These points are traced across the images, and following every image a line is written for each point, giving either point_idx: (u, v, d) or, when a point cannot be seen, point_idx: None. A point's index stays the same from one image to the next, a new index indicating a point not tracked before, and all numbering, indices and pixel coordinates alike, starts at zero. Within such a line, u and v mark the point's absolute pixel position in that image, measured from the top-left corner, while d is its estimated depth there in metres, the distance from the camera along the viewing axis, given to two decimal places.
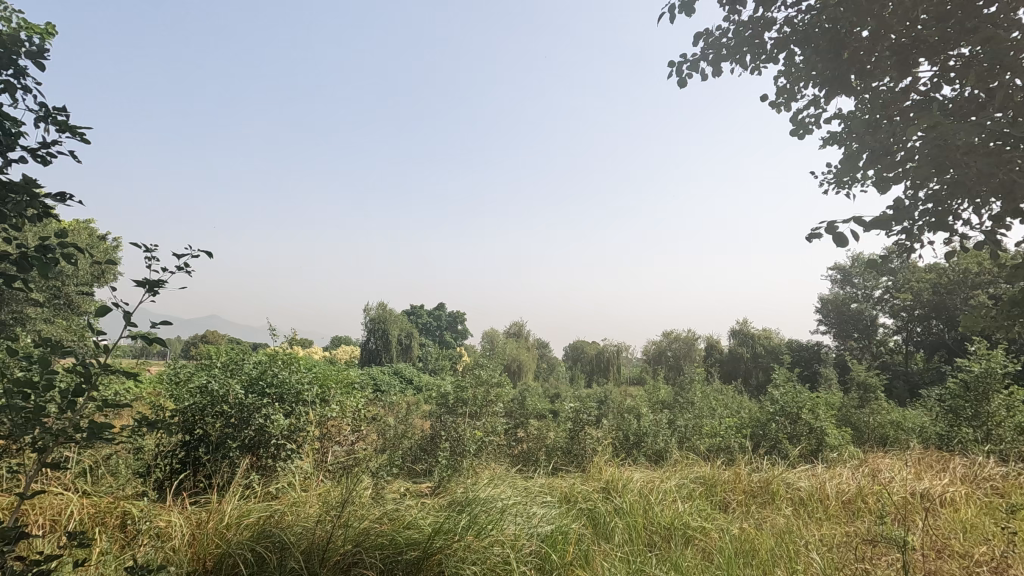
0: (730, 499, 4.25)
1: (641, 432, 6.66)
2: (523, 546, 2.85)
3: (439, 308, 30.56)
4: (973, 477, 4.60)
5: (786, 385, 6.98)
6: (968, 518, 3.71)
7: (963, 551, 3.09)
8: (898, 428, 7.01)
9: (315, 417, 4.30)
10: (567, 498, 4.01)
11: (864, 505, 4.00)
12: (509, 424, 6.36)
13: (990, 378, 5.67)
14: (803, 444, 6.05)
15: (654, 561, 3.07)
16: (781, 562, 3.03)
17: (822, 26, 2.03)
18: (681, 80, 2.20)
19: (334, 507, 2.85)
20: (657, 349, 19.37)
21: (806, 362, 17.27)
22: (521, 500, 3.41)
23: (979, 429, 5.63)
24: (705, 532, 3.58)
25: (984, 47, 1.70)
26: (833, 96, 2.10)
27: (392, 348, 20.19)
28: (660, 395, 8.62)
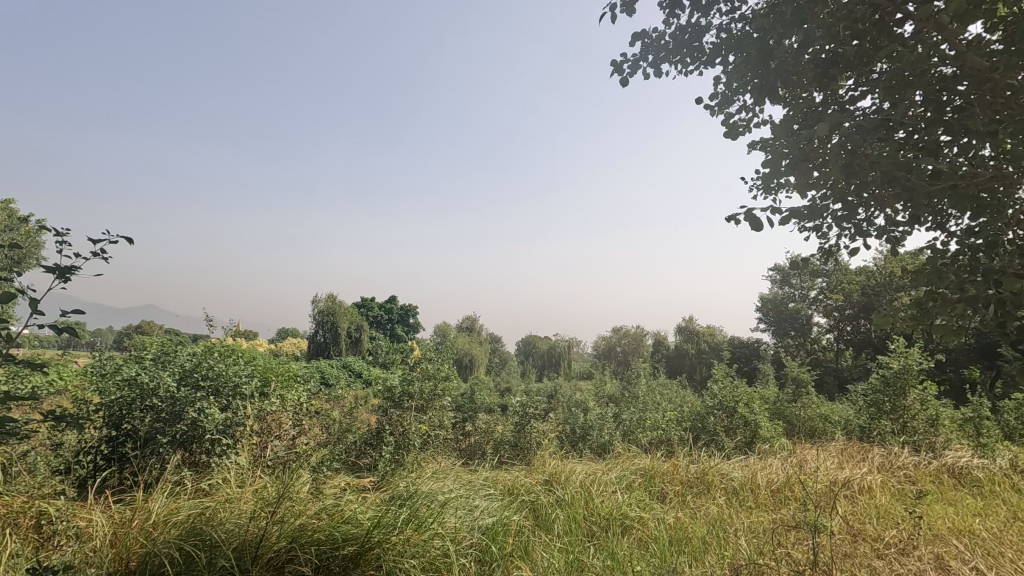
0: (668, 489, 4.41)
1: (587, 425, 6.79)
2: (464, 538, 2.85)
3: (391, 300, 30.12)
4: (889, 465, 4.95)
5: (724, 381, 7.28)
6: (882, 504, 3.99)
7: (875, 535, 3.32)
8: (826, 421, 7.43)
9: (253, 411, 4.14)
10: (510, 490, 4.05)
11: (790, 493, 4.23)
12: (457, 418, 6.36)
13: (907, 374, 6.07)
14: (738, 437, 6.34)
15: (592, 550, 3.15)
16: (711, 549, 3.18)
17: (753, 35, 2.11)
18: (622, 77, 2.23)
19: (270, 503, 2.76)
20: (607, 345, 19.80)
21: (746, 358, 18.08)
22: (464, 493, 3.42)
23: (896, 422, 6.06)
24: (642, 521, 3.71)
25: (897, 63, 1.83)
26: (762, 103, 2.19)
27: (341, 341, 19.77)
28: (606, 389, 8.84)
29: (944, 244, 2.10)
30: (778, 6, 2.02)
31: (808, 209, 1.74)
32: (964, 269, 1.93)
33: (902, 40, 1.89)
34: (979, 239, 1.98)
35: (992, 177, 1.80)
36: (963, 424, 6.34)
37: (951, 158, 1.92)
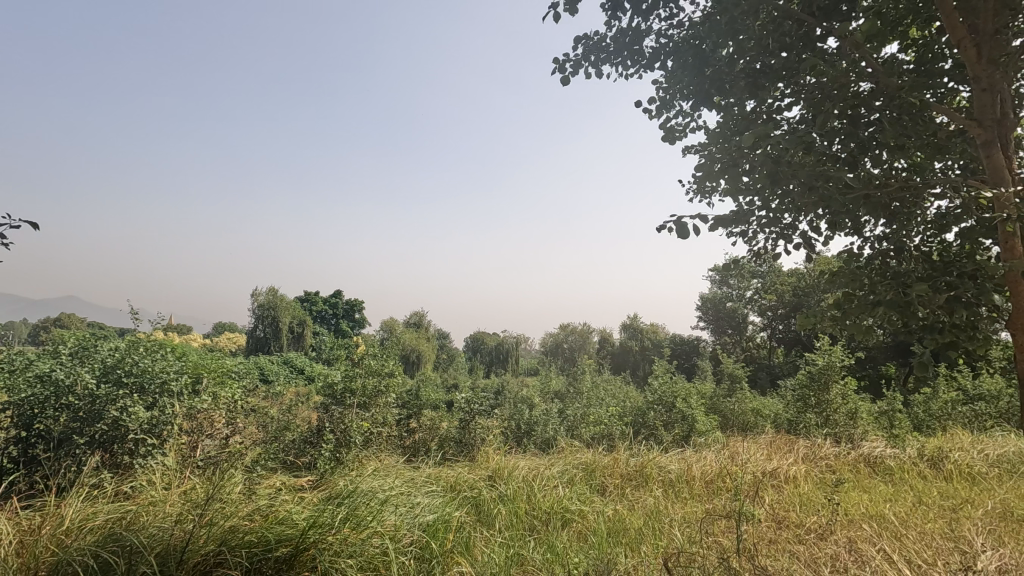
0: (608, 482, 4.51)
1: (532, 421, 6.84)
2: (403, 536, 2.81)
3: (336, 294, 29.34)
4: (812, 456, 5.27)
5: (665, 377, 7.52)
6: (805, 492, 4.24)
7: (798, 521, 3.53)
8: (757, 415, 7.81)
9: (183, 410, 3.88)
10: (452, 487, 4.01)
11: (722, 484, 4.42)
12: (401, 414, 6.26)
13: (830, 370, 6.47)
14: (676, 431, 6.57)
15: (532, 544, 3.19)
16: (647, 539, 3.29)
17: (690, 43, 2.17)
18: (566, 77, 2.14)
19: (198, 504, 2.63)
20: (554, 342, 20.06)
21: (686, 355, 18.78)
22: (405, 490, 3.37)
23: (820, 416, 6.45)
24: (582, 515, 3.78)
25: (819, 78, 1.94)
26: (698, 109, 2.26)
27: (282, 336, 19.09)
28: (551, 385, 8.96)
29: (860, 248, 2.24)
30: (712, 16, 2.08)
31: (735, 217, 1.79)
32: (876, 272, 2.07)
33: (825, 55, 1.99)
34: (890, 244, 2.13)
35: (902, 187, 1.94)
36: (879, 416, 6.82)
37: (864, 168, 2.05)
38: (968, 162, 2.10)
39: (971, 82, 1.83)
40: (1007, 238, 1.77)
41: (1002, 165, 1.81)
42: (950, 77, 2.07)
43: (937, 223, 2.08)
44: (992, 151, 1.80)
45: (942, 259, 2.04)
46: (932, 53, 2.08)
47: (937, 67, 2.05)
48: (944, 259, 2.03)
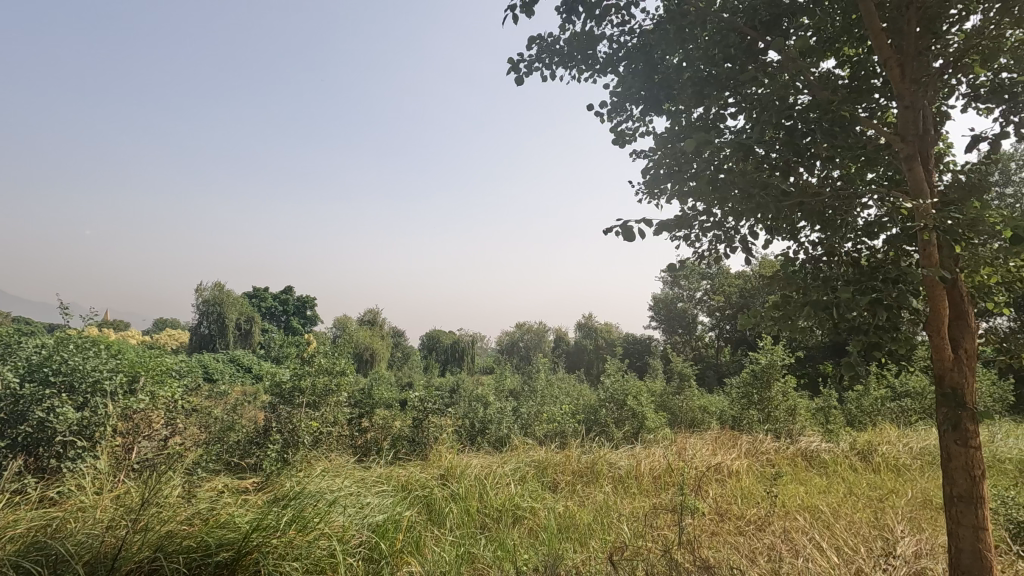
0: (559, 479, 4.58)
1: (486, 419, 6.82)
2: (352, 537, 2.75)
3: (287, 290, 28.49)
4: (754, 451, 5.50)
5: (617, 375, 7.69)
6: (746, 485, 4.42)
7: (739, 514, 3.68)
8: (704, 412, 8.09)
9: (117, 411, 3.68)
10: (404, 486, 3.95)
11: (669, 478, 4.56)
12: (353, 414, 6.15)
13: (772, 368, 6.76)
14: (626, 428, 6.73)
15: (483, 542, 3.21)
16: (596, 534, 3.37)
17: (641, 50, 2.20)
18: (520, 79, 2.04)
19: (133, 509, 2.51)
20: (510, 340, 20.16)
21: (638, 354, 19.23)
22: (355, 491, 3.30)
23: (762, 412, 6.74)
24: (533, 511, 3.82)
25: (762, 88, 2.01)
26: (648, 114, 2.30)
27: (228, 333, 18.39)
28: (506, 383, 9.00)
29: (796, 253, 2.35)
30: (661, 24, 2.13)
31: (680, 222, 1.82)
32: (809, 276, 2.18)
33: (766, 67, 2.07)
34: (822, 249, 2.24)
35: (833, 195, 2.05)
36: (816, 412, 7.18)
37: (801, 177, 2.15)
38: (894, 174, 2.24)
39: (897, 99, 1.95)
40: (926, 247, 1.90)
41: (922, 179, 1.94)
42: (880, 93, 2.20)
43: (867, 231, 2.20)
44: (913, 164, 1.92)
45: (869, 265, 2.16)
46: (865, 70, 2.21)
47: (870, 84, 2.17)
48: (871, 266, 2.15)
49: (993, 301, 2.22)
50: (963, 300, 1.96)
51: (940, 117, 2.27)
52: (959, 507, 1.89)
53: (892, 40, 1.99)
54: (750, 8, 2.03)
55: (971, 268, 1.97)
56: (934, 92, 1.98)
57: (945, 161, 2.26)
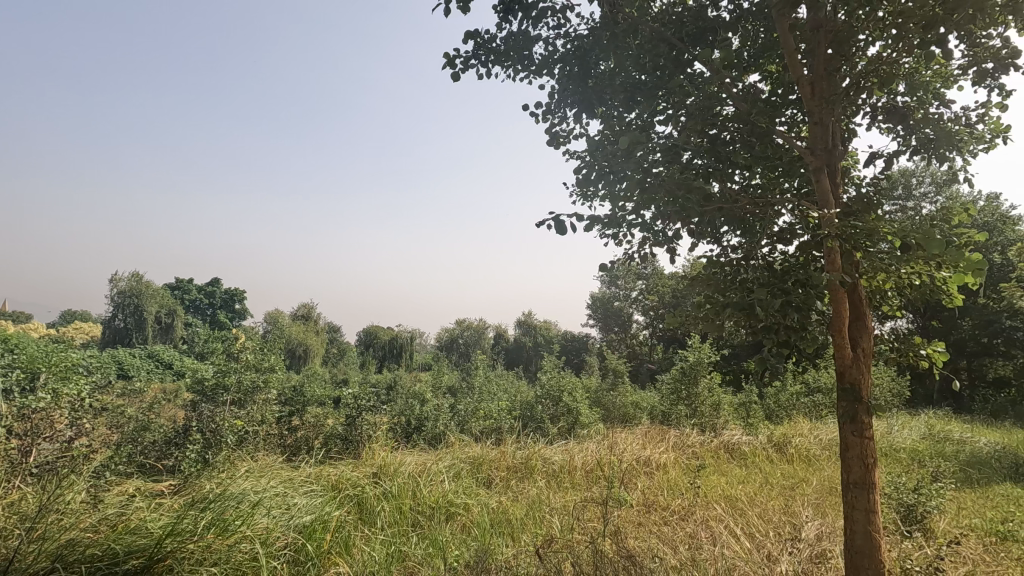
0: (494, 475, 4.61)
1: (422, 416, 6.74)
2: (276, 539, 2.64)
3: (213, 281, 26.99)
4: (681, 444, 5.76)
5: (554, 372, 7.83)
6: (673, 477, 4.62)
7: (664, 504, 3.84)
8: (636, 407, 8.38)
9: (12, 411, 3.37)
10: (334, 485, 3.84)
11: (600, 472, 4.70)
12: (282, 412, 5.94)
13: (699, 365, 7.11)
14: (561, 424, 6.87)
15: (415, 539, 3.19)
16: (528, 528, 3.42)
17: (576, 52, 2.23)
18: (456, 74, 2.01)
19: (28, 517, 2.31)
20: (450, 337, 20.06)
21: (575, 351, 19.63)
22: (283, 491, 3.18)
23: (689, 407, 7.07)
24: (467, 508, 3.82)
25: (689, 97, 2.10)
26: (582, 117, 2.33)
27: (146, 327, 17.20)
28: (445, 380, 8.96)
29: (717, 256, 2.47)
30: (595, 30, 2.18)
31: (610, 221, 1.87)
32: (730, 278, 2.29)
33: (692, 77, 2.17)
34: (741, 252, 2.37)
35: (750, 202, 2.17)
36: (738, 407, 7.60)
37: (723, 184, 2.27)
38: (805, 185, 2.40)
39: (807, 115, 2.10)
40: (831, 253, 2.05)
41: (828, 190, 2.09)
42: (796, 109, 2.36)
43: (780, 237, 2.35)
44: (821, 176, 2.06)
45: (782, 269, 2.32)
46: (783, 86, 2.36)
47: (786, 99, 2.31)
48: (783, 270, 2.31)
49: (888, 305, 2.42)
50: (861, 303, 2.13)
51: (847, 134, 2.46)
52: (855, 492, 2.05)
53: (805, 60, 2.14)
54: (678, 20, 2.12)
55: (868, 274, 2.15)
56: (840, 111, 2.14)
57: (851, 174, 2.45)
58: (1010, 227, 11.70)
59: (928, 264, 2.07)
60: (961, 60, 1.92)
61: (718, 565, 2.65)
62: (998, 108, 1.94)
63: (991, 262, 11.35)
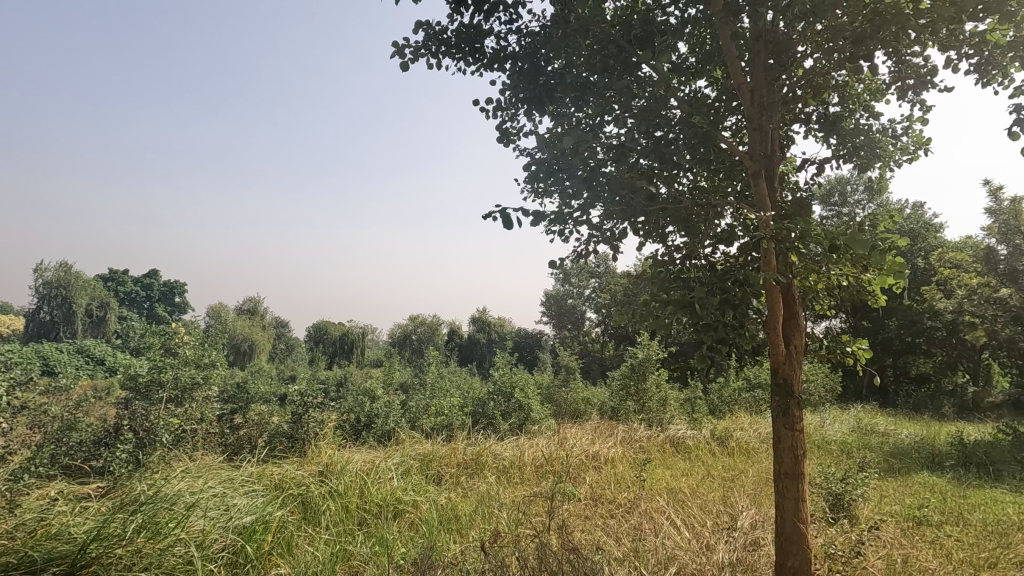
0: (444, 472, 4.59)
1: (372, 413, 6.62)
2: (214, 542, 2.54)
3: (150, 272, 25.59)
4: (629, 439, 5.89)
5: (506, 368, 7.85)
6: (620, 471, 4.72)
7: (611, 498, 3.92)
8: (586, 403, 8.52)
9: None
10: (276, 485, 3.71)
11: (550, 466, 4.75)
12: (224, 410, 5.71)
13: (648, 362, 7.30)
14: (512, 420, 6.92)
15: (361, 538, 3.13)
16: (476, 524, 3.42)
17: (528, 50, 2.23)
18: (405, 64, 1.97)
19: None
20: (402, 333, 19.80)
21: (529, 348, 19.78)
22: (222, 492, 3.04)
23: (638, 403, 7.24)
24: (416, 505, 3.78)
25: (638, 99, 2.13)
26: (532, 114, 2.33)
27: (75, 320, 16.14)
28: (396, 376, 8.84)
29: (662, 255, 2.52)
30: (546, 28, 2.19)
31: (558, 218, 1.87)
32: (674, 278, 2.34)
33: (639, 79, 2.21)
34: (685, 252, 2.43)
35: (693, 204, 2.23)
36: (684, 402, 7.84)
37: (668, 185, 2.33)
38: (745, 189, 2.49)
39: (747, 121, 2.18)
40: (768, 254, 2.13)
41: (766, 194, 2.18)
42: (739, 115, 2.44)
43: (721, 238, 2.43)
44: (759, 181, 2.15)
45: (722, 269, 2.39)
46: (727, 93, 2.44)
47: (730, 106, 2.40)
48: (723, 269, 2.39)
49: (820, 304, 2.55)
50: (794, 303, 2.23)
51: (785, 141, 2.58)
52: (785, 482, 2.16)
53: (746, 68, 2.22)
54: (627, 23, 2.16)
55: (801, 275, 2.26)
56: (778, 119, 2.23)
57: (788, 180, 2.56)
58: (933, 234, 12.59)
59: (854, 266, 2.19)
60: (887, 75, 2.04)
61: (659, 555, 2.73)
62: (920, 121, 2.08)
63: (915, 266, 12.18)
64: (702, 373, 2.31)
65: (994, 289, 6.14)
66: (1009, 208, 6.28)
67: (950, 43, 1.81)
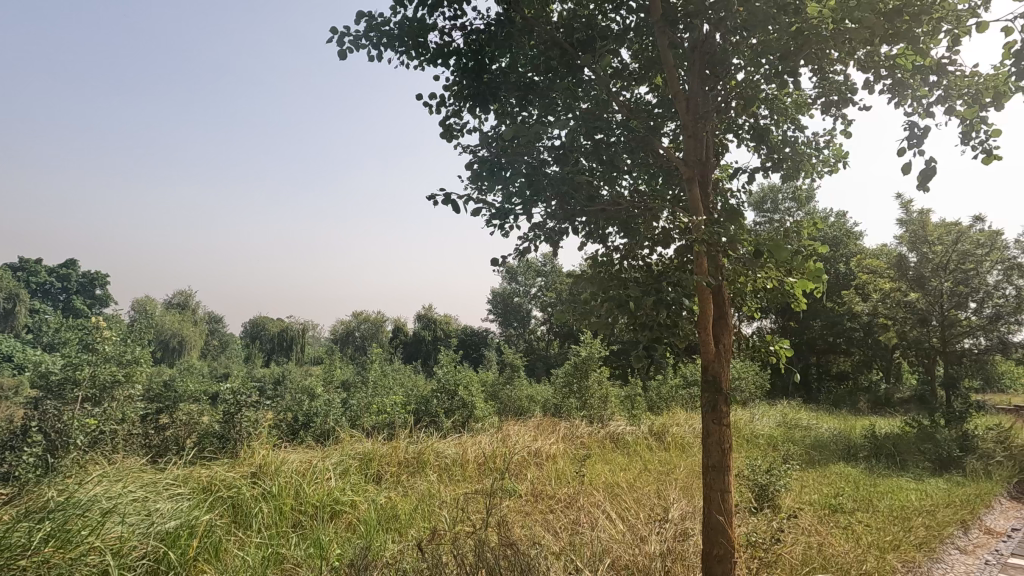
0: (385, 471, 4.52)
1: (311, 412, 6.41)
2: (133, 549, 2.40)
3: (67, 261, 23.70)
4: (570, 435, 6.00)
5: (450, 366, 7.81)
6: (560, 467, 4.80)
7: (551, 494, 3.98)
8: (530, 401, 8.60)
9: None
10: (204, 488, 3.54)
11: (492, 463, 4.77)
12: (148, 410, 5.38)
13: (591, 360, 7.44)
14: (455, 418, 6.89)
15: (295, 540, 3.03)
16: (416, 523, 3.39)
17: (473, 47, 2.22)
18: (345, 54, 1.91)
19: None
20: (345, 329, 19.30)
21: (474, 345, 19.76)
22: (145, 496, 2.87)
23: (579, 400, 7.37)
24: (354, 505, 3.70)
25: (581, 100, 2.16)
26: (477, 111, 2.32)
27: None
28: (337, 374, 8.61)
29: (602, 256, 2.58)
30: (491, 27, 2.18)
31: (499, 213, 1.88)
32: (613, 278, 2.39)
33: (583, 83, 2.24)
34: (625, 253, 2.49)
35: (631, 205, 2.29)
36: (625, 399, 8.05)
37: (608, 187, 2.38)
38: (681, 194, 2.59)
39: (684, 129, 2.26)
40: (701, 256, 2.22)
41: (700, 199, 2.27)
42: (676, 122, 2.53)
43: (658, 240, 2.51)
44: (693, 186, 2.24)
45: (658, 270, 2.47)
46: (666, 100, 2.52)
47: (668, 113, 2.48)
48: (659, 270, 2.48)
49: (749, 306, 2.68)
50: (724, 304, 2.35)
51: (720, 149, 2.69)
52: (712, 475, 2.26)
53: (684, 77, 2.30)
54: (571, 26, 2.19)
55: (731, 278, 2.37)
56: (713, 128, 2.33)
57: (721, 186, 2.68)
58: (853, 241, 13.51)
59: (779, 270, 2.32)
60: (813, 91, 2.17)
61: (594, 548, 2.79)
62: (841, 136, 2.23)
63: (837, 270, 13.03)
64: (640, 370, 2.38)
65: (905, 294, 6.66)
66: (918, 219, 6.83)
67: (868, 63, 1.95)
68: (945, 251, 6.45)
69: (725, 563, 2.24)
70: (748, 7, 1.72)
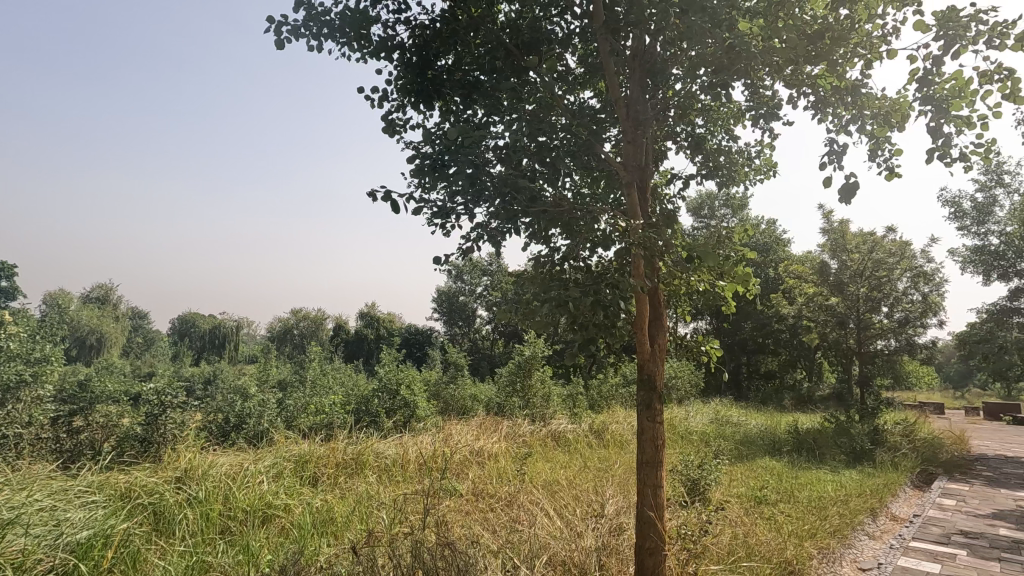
0: (322, 473, 4.39)
1: (243, 413, 6.13)
2: (37, 563, 2.21)
3: None
4: (512, 434, 6.03)
5: (392, 365, 7.67)
6: (502, 465, 4.82)
7: (492, 492, 4.00)
8: (473, 400, 8.58)
9: None
10: (122, 495, 3.32)
11: (433, 463, 4.73)
12: (60, 412, 4.99)
13: (534, 359, 7.50)
14: (397, 418, 6.77)
15: (222, 547, 2.89)
16: (353, 526, 3.32)
17: (418, 42, 2.19)
18: (283, 42, 1.85)
19: None
20: (283, 327, 18.59)
21: (418, 344, 19.51)
22: (53, 505, 2.66)
23: (522, 399, 7.42)
24: (288, 508, 3.57)
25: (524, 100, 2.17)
26: (421, 108, 2.29)
27: None
28: (273, 373, 8.29)
29: (545, 257, 2.61)
30: (436, 24, 2.16)
31: (441, 211, 1.86)
32: (555, 279, 2.42)
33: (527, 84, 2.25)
34: (567, 254, 2.53)
35: (573, 207, 2.33)
36: (566, 398, 8.17)
37: (551, 188, 2.41)
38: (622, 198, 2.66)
39: (623, 134, 2.32)
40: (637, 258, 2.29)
41: (638, 203, 2.34)
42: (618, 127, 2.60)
43: (598, 242, 2.57)
44: (631, 191, 2.31)
45: (598, 272, 2.53)
46: (608, 105, 2.58)
47: (610, 118, 2.54)
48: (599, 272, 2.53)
49: (682, 308, 2.79)
50: (659, 306, 2.43)
51: (658, 155, 2.78)
52: (646, 470, 2.33)
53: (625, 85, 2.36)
54: (516, 28, 2.19)
55: (666, 280, 2.45)
56: (652, 135, 2.40)
57: (658, 190, 2.77)
58: (782, 248, 14.31)
59: (710, 274, 2.42)
60: (744, 102, 2.27)
61: (532, 545, 2.82)
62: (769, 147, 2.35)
63: (767, 275, 13.76)
64: (580, 368, 2.42)
65: (826, 298, 7.11)
66: (839, 228, 7.31)
67: (793, 80, 2.06)
68: (862, 259, 6.94)
69: (656, 555, 2.31)
70: (683, 19, 1.77)
